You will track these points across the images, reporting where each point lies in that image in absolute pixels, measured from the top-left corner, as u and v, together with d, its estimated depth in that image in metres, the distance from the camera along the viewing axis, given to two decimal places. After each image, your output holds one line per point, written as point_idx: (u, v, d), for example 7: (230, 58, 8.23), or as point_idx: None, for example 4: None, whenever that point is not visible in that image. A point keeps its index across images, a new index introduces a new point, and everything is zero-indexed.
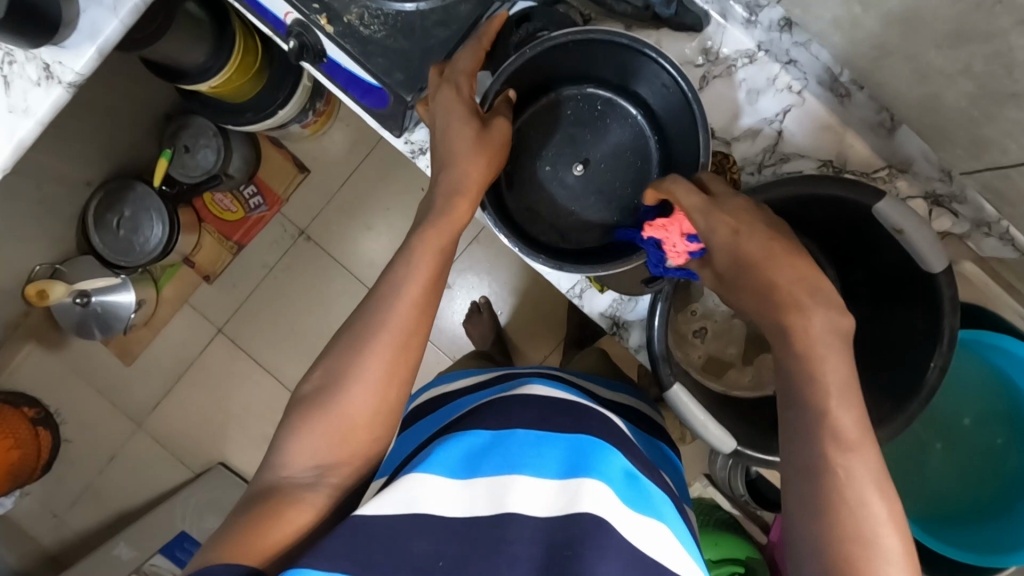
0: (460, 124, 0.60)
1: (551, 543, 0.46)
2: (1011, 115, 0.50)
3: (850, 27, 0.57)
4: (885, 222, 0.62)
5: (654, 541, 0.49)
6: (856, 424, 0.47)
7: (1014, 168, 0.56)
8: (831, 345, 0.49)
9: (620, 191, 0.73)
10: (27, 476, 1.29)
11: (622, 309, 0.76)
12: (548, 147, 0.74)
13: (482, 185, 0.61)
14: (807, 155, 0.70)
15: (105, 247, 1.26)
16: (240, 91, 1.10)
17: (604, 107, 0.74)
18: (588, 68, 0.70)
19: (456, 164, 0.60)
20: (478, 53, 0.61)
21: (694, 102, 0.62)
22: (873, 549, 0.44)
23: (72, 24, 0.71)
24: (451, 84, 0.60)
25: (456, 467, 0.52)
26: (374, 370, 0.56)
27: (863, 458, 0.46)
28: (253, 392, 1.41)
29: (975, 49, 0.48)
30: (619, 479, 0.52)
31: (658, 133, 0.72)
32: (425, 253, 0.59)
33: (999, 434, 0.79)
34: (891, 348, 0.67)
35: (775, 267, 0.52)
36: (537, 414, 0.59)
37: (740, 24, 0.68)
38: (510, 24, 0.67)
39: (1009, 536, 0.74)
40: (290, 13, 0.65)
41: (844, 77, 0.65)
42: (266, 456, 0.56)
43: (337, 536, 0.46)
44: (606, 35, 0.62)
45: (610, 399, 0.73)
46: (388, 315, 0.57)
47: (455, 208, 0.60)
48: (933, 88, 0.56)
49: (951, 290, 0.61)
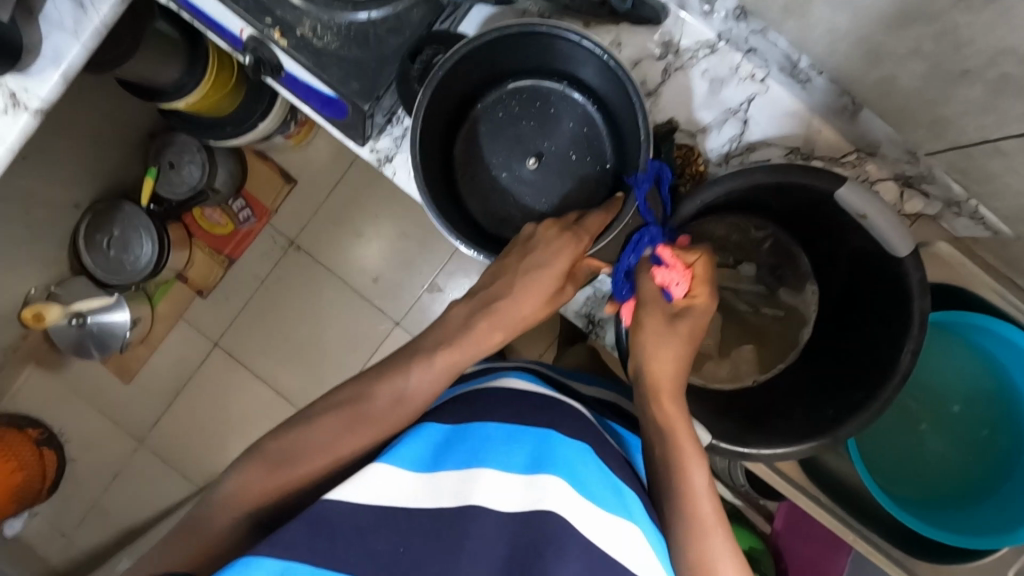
0: (550, 268, 0.62)
1: (514, 542, 0.46)
2: (963, 92, 0.51)
3: (799, 13, 0.57)
4: (849, 209, 0.61)
5: (620, 542, 0.48)
6: (692, 446, 0.56)
7: (975, 147, 0.56)
8: (669, 380, 0.59)
9: (584, 175, 0.73)
10: (33, 497, 1.30)
11: (595, 307, 0.76)
12: (497, 153, 0.74)
13: (529, 325, 0.64)
14: (775, 143, 0.69)
15: (97, 267, 1.29)
16: (218, 107, 1.09)
17: (530, 96, 0.73)
18: (538, 62, 0.71)
19: (517, 295, 0.61)
20: (604, 220, 0.65)
21: (625, 78, 0.63)
22: (700, 536, 0.53)
23: (35, 51, 0.72)
24: (575, 236, 0.63)
25: (424, 461, 0.51)
26: (347, 428, 0.56)
27: (697, 474, 0.55)
28: (252, 405, 1.41)
29: (921, 30, 0.48)
30: (588, 479, 0.52)
31: (593, 99, 0.72)
32: (446, 352, 0.60)
33: (984, 428, 0.78)
34: (857, 328, 0.69)
35: (646, 311, 0.62)
36: (508, 411, 0.58)
37: (698, 16, 0.67)
38: (400, 58, 0.63)
39: (999, 521, 0.72)
40: (245, 28, 0.65)
41: (803, 64, 0.65)
42: (218, 498, 0.55)
43: (296, 523, 0.45)
44: (522, 27, 0.64)
45: (588, 395, 0.71)
46: (394, 396, 0.58)
47: (490, 335, 0.61)
48: (885, 70, 0.56)
49: (918, 272, 0.60)
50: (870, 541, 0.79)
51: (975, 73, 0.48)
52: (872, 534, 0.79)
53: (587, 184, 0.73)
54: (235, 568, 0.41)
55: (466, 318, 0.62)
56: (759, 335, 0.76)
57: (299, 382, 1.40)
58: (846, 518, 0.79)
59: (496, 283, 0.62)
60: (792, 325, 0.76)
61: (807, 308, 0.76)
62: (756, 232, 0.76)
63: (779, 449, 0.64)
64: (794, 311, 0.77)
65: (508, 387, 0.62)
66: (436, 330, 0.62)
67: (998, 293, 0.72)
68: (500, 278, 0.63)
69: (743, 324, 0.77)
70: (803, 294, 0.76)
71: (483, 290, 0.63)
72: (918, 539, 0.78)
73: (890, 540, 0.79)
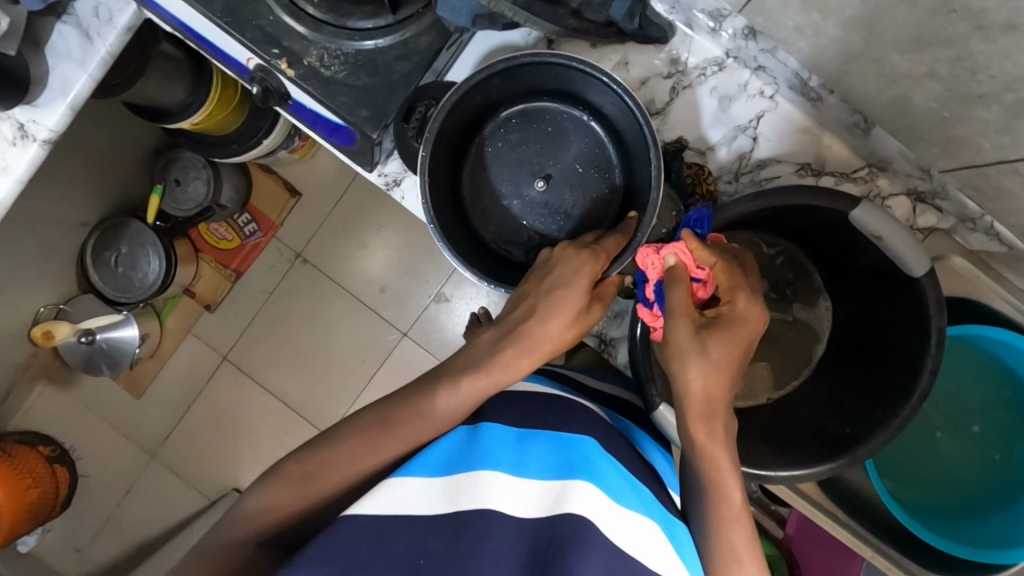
0: (574, 289, 0.61)
1: (535, 544, 0.46)
2: (980, 114, 0.51)
3: (812, 33, 0.57)
4: (862, 228, 0.61)
5: (643, 543, 0.48)
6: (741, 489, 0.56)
7: (991, 165, 0.56)
8: (709, 416, 0.56)
9: (604, 192, 0.72)
10: (47, 514, 1.29)
11: (608, 326, 0.76)
12: (504, 181, 0.74)
13: (555, 353, 0.62)
14: (785, 160, 0.69)
15: (105, 284, 1.30)
16: (222, 124, 1.08)
17: (522, 120, 0.73)
18: (540, 83, 0.70)
19: (541, 322, 0.60)
20: (622, 240, 0.63)
21: (624, 95, 0.63)
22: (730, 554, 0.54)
23: (42, 82, 0.72)
24: (591, 253, 0.62)
25: (439, 467, 0.52)
26: (355, 460, 0.56)
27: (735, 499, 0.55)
28: (264, 417, 1.41)
29: (938, 54, 0.48)
30: (608, 477, 0.51)
31: (586, 109, 0.72)
32: (473, 378, 0.59)
33: (997, 451, 0.78)
34: (862, 351, 0.70)
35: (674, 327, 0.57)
36: (519, 414, 0.59)
37: (706, 34, 0.67)
38: (396, 120, 0.64)
39: (1013, 531, 0.72)
40: (252, 58, 0.66)
41: (813, 82, 0.64)
42: (233, 527, 0.55)
43: (319, 542, 0.45)
44: (506, 62, 0.64)
45: (597, 389, 0.71)
46: (411, 424, 0.58)
47: (518, 363, 0.60)
48: (900, 91, 0.55)
49: (934, 290, 0.60)
50: (888, 556, 0.79)
51: (992, 96, 0.48)
52: (887, 547, 0.79)
53: (597, 201, 0.72)
54: None
55: (492, 344, 0.61)
56: (768, 338, 0.76)
57: (309, 393, 1.41)
58: (860, 531, 0.79)
59: (519, 309, 0.62)
60: (806, 340, 0.75)
61: (820, 323, 0.76)
62: (768, 247, 0.74)
63: (797, 471, 0.64)
64: (807, 326, 0.76)
65: (517, 391, 0.63)
66: (461, 354, 0.63)
67: (1015, 307, 0.72)
68: (522, 303, 0.62)
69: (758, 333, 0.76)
70: (816, 309, 0.76)
71: (505, 320, 0.62)
72: (932, 551, 0.78)
73: (898, 546, 0.79)
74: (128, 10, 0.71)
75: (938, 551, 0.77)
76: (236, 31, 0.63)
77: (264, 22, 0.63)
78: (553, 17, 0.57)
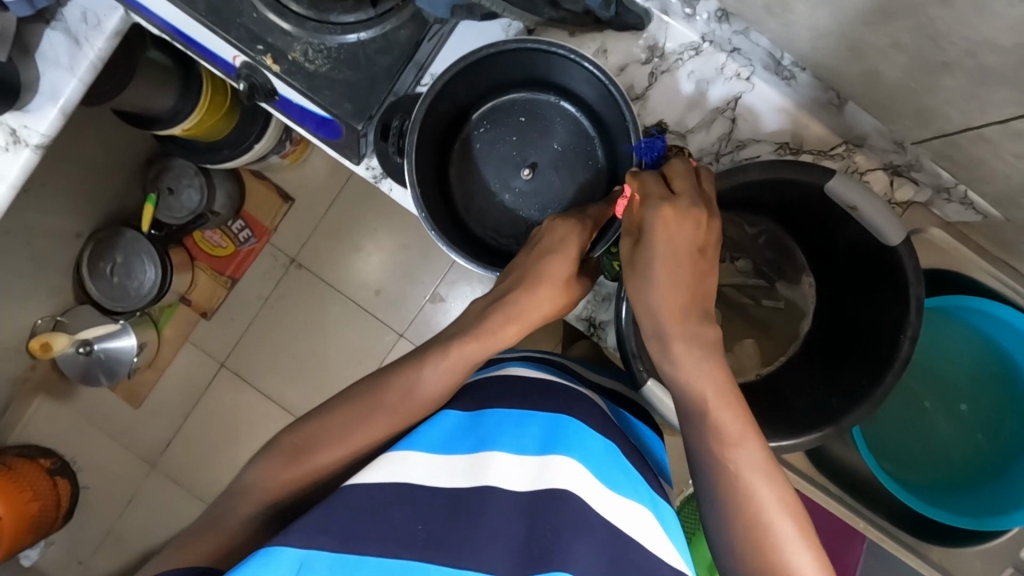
0: (564, 256, 0.61)
1: (530, 520, 0.46)
2: (947, 82, 0.52)
3: (781, 11, 0.59)
4: (837, 200, 0.63)
5: (638, 524, 0.48)
6: (734, 422, 0.51)
7: (961, 134, 0.57)
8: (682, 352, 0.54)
9: (591, 174, 0.74)
10: (49, 527, 1.29)
11: (597, 310, 0.77)
12: (491, 177, 0.75)
13: (545, 319, 0.63)
14: (764, 139, 0.70)
15: (103, 295, 1.31)
16: (214, 129, 1.09)
17: (495, 116, 0.75)
18: (500, 77, 0.71)
19: (534, 287, 0.61)
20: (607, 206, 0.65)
21: (582, 60, 0.64)
22: (766, 530, 0.48)
23: (33, 88, 0.74)
24: (578, 222, 0.63)
25: (440, 445, 0.52)
26: (346, 449, 0.56)
27: (745, 452, 0.50)
28: (262, 423, 1.42)
29: (901, 24, 0.49)
30: (599, 455, 0.52)
31: (555, 92, 0.73)
32: (464, 344, 0.60)
33: (980, 432, 0.80)
34: (848, 329, 0.72)
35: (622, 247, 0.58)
36: (519, 395, 0.59)
37: (681, 19, 0.69)
38: (374, 140, 0.67)
39: (1002, 503, 0.73)
40: (237, 56, 0.67)
41: (786, 61, 0.66)
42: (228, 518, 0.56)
43: (317, 510, 0.45)
44: (464, 60, 0.65)
45: (593, 381, 0.71)
46: (404, 407, 0.58)
47: (505, 329, 0.61)
48: (869, 64, 0.57)
49: (911, 259, 0.61)
50: (881, 528, 0.80)
51: (955, 63, 0.49)
52: (882, 522, 0.80)
53: (583, 186, 0.74)
54: (260, 558, 0.40)
55: (482, 309, 0.62)
56: (757, 323, 0.78)
57: (306, 398, 1.41)
58: (853, 507, 0.80)
59: (511, 277, 0.62)
60: (792, 318, 0.78)
61: (805, 300, 0.78)
62: (750, 227, 0.77)
63: (784, 441, 0.64)
64: (793, 304, 0.79)
65: (505, 376, 0.62)
66: (453, 327, 0.63)
67: (994, 276, 0.74)
68: (513, 272, 0.63)
69: (746, 316, 0.79)
70: (800, 287, 0.78)
71: (495, 290, 0.63)
72: (925, 525, 0.79)
73: (891, 521, 0.80)
74: (114, 14, 0.73)
75: (931, 525, 0.78)
76: (221, 29, 0.64)
77: (248, 20, 0.65)
78: (530, 6, 0.60)
